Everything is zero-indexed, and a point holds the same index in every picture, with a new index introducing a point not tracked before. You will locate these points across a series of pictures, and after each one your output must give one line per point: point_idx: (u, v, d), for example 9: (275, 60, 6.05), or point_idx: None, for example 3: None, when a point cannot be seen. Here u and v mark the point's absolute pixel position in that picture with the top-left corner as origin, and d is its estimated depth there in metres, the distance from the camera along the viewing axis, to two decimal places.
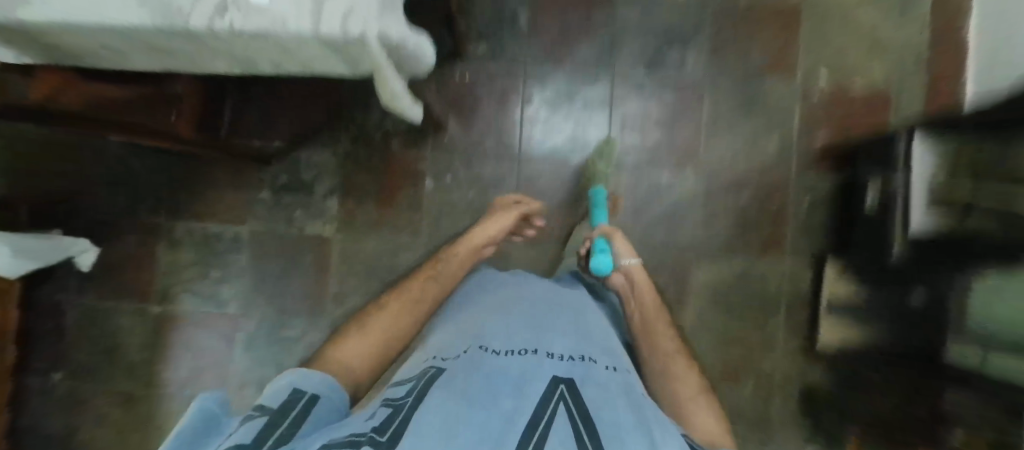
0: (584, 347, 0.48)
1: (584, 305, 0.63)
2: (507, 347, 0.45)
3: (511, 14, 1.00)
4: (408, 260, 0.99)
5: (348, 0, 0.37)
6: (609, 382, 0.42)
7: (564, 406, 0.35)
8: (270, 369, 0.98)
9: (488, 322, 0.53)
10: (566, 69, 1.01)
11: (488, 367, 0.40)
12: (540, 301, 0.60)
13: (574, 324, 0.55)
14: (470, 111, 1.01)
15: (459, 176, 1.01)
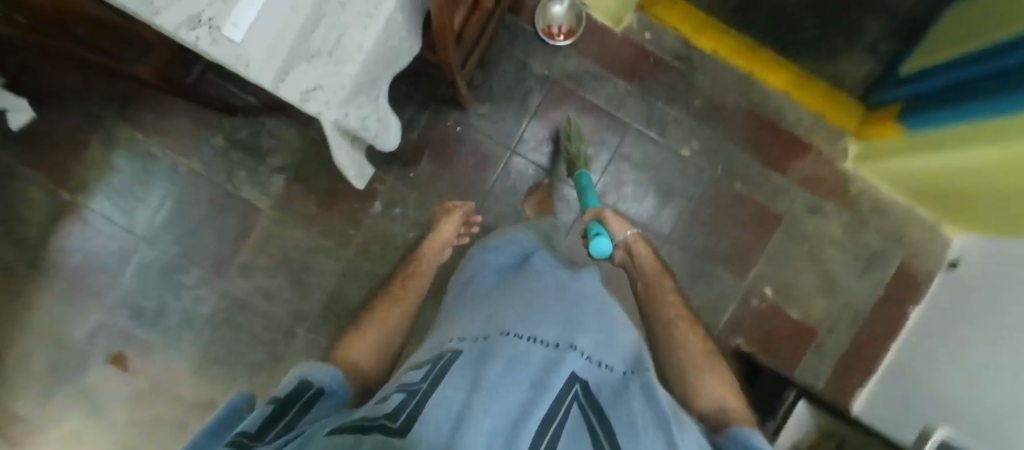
0: (611, 348, 0.41)
1: (615, 300, 0.54)
2: (532, 333, 0.38)
3: (525, 92, 1.00)
4: (323, 265, 0.98)
5: (313, 79, 0.46)
6: (637, 392, 0.35)
7: (580, 409, 0.29)
8: (148, 301, 0.97)
9: (509, 305, 0.46)
10: (557, 161, 1.01)
11: (504, 353, 0.34)
12: (565, 286, 0.52)
13: (603, 313, 0.48)
14: (447, 158, 1.00)
15: (408, 212, 0.99)
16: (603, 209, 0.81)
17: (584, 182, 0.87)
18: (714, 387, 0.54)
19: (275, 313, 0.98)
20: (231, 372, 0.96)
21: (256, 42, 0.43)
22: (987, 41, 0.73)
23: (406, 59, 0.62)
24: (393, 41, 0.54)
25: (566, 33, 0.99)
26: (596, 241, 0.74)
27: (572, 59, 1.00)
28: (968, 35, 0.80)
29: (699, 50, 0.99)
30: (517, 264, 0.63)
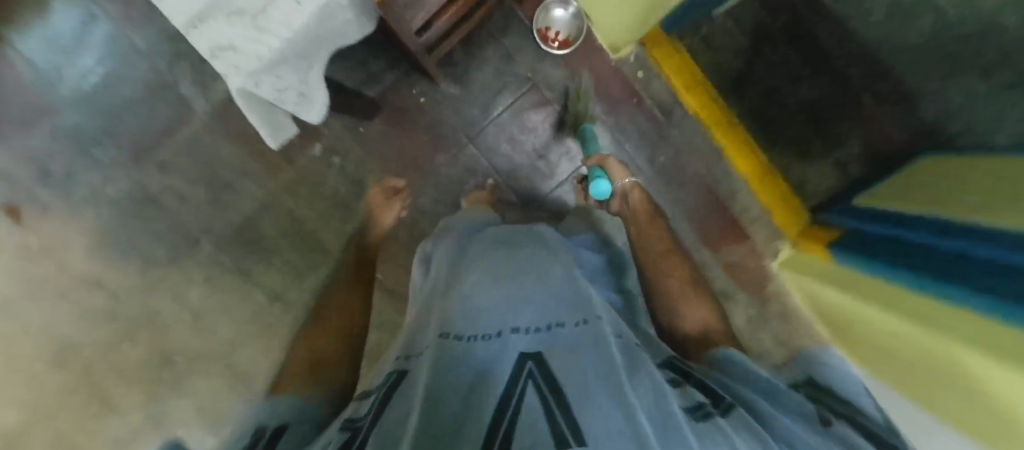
0: (554, 312, 0.39)
1: (564, 261, 0.51)
2: (469, 332, 0.36)
3: (501, 86, 0.96)
4: (244, 188, 0.96)
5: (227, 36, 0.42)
6: (588, 342, 0.34)
7: (530, 382, 0.28)
8: (57, 164, 0.94)
9: (451, 294, 0.44)
10: (562, 134, 0.98)
11: (445, 358, 0.32)
12: (504, 255, 0.50)
13: (543, 271, 0.46)
14: (403, 125, 0.97)
15: (346, 166, 0.96)
16: (606, 156, 0.86)
17: (587, 131, 0.92)
18: (695, 313, 0.60)
19: (184, 218, 0.96)
20: (128, 260, 0.97)
21: None
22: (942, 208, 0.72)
23: (352, 38, 0.58)
24: (336, 20, 0.50)
25: (561, 42, 0.93)
26: (595, 183, 0.79)
27: (559, 71, 0.96)
28: (931, 184, 0.80)
29: (684, 108, 0.97)
30: (461, 246, 0.59)
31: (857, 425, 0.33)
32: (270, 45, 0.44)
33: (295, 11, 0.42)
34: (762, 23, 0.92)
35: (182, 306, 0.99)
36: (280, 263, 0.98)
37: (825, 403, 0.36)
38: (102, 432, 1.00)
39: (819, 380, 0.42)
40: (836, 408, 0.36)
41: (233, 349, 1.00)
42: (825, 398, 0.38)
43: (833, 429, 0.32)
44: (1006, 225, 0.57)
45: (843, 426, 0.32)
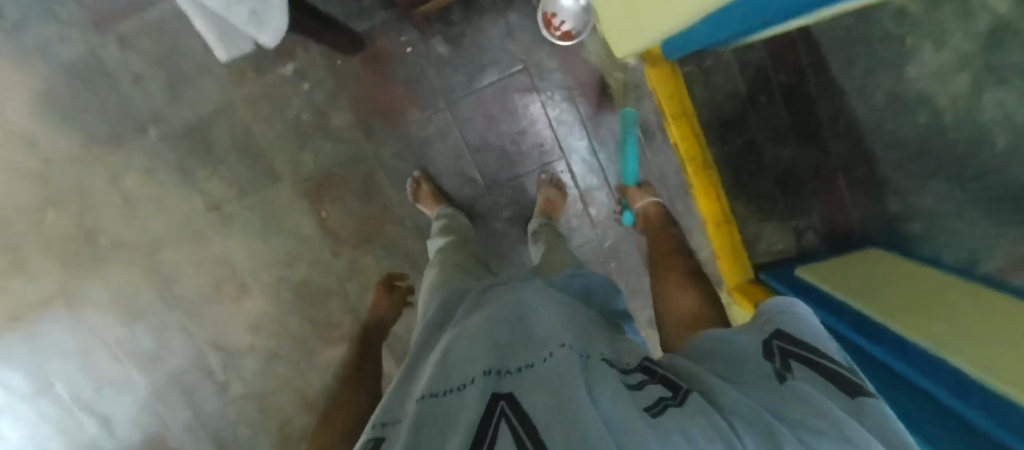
0: (519, 357, 0.39)
1: (541, 298, 0.50)
2: (444, 388, 0.36)
3: (491, 61, 0.93)
4: (203, 88, 0.92)
5: None
6: (548, 368, 0.34)
7: (504, 425, 0.28)
8: (14, 8, 0.88)
9: (439, 351, 0.43)
10: (548, 128, 0.97)
11: (424, 421, 0.31)
12: (498, 305, 0.50)
13: (522, 320, 0.46)
14: (382, 72, 0.93)
15: (314, 96, 0.93)
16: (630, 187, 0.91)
17: (628, 120, 0.93)
18: (685, 304, 0.58)
19: (135, 102, 0.92)
20: (68, 128, 0.93)
21: None
22: (854, 292, 0.70)
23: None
24: None
25: (563, 33, 0.88)
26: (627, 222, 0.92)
27: (553, 63, 0.93)
28: (877, 269, 0.76)
29: (665, 134, 0.96)
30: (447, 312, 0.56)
31: (822, 371, 0.32)
32: None
33: None
34: (762, 72, 0.91)
35: (115, 190, 0.96)
36: (225, 173, 0.96)
37: (794, 350, 0.35)
38: (15, 290, 1.01)
39: (790, 318, 0.38)
40: (805, 353, 0.34)
41: (159, 246, 0.99)
42: (797, 341, 0.36)
43: (790, 381, 0.31)
44: (895, 329, 0.56)
45: (804, 377, 0.31)
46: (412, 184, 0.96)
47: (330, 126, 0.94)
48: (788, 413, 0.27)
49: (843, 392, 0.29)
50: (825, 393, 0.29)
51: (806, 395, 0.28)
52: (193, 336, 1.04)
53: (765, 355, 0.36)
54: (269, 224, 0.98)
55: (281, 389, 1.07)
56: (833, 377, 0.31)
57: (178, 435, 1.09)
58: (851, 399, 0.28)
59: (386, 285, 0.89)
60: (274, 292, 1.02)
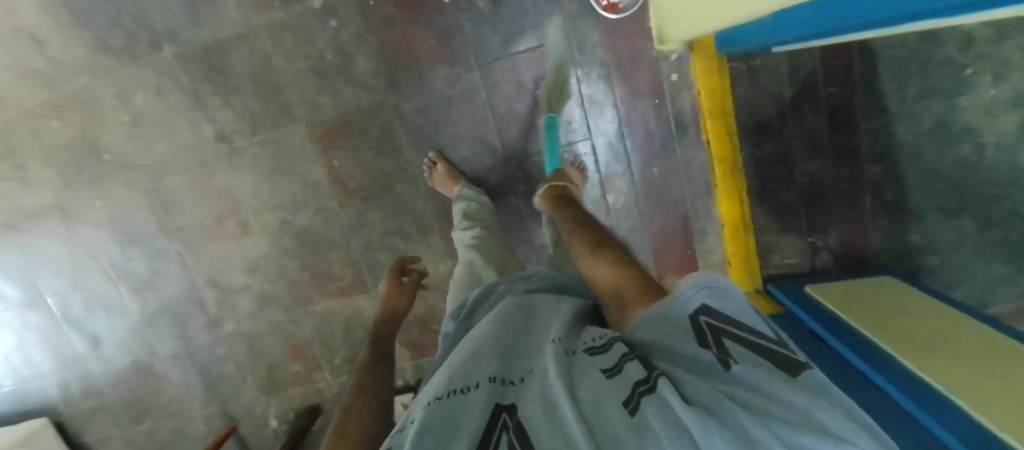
0: (521, 363, 0.39)
1: (558, 308, 0.49)
2: (446, 386, 0.35)
3: (532, 25, 0.88)
4: (224, 10, 0.86)
5: None
6: (541, 377, 0.34)
7: (505, 441, 0.28)
8: None
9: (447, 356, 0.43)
10: (580, 106, 0.93)
11: (429, 424, 0.30)
12: (509, 308, 0.49)
13: (530, 328, 0.46)
14: (416, 20, 0.88)
15: (341, 36, 0.88)
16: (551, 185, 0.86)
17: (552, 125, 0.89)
18: (606, 276, 0.52)
19: (152, 15, 0.87)
20: (78, 33, 0.88)
21: None
22: (859, 317, 0.68)
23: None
24: None
25: (608, 4, 0.85)
26: None
27: (596, 36, 0.88)
28: (866, 297, 0.76)
29: (699, 130, 0.92)
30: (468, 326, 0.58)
31: (759, 350, 0.30)
32: None
33: None
34: (810, 77, 0.85)
35: (123, 106, 0.92)
36: (238, 105, 0.91)
37: (725, 331, 0.33)
38: (11, 196, 0.99)
39: (720, 292, 0.36)
40: (738, 332, 0.32)
41: (162, 171, 0.96)
42: (727, 319, 0.34)
43: (740, 369, 0.28)
44: (902, 360, 0.55)
45: (745, 357, 0.29)
46: (428, 165, 0.94)
47: (353, 70, 0.90)
48: (749, 405, 0.25)
49: (785, 371, 0.27)
50: (771, 374, 0.27)
51: (762, 386, 0.26)
52: (188, 268, 1.03)
53: (694, 338, 0.34)
54: (277, 164, 0.95)
55: (275, 331, 1.07)
56: (771, 355, 0.29)
57: (165, 361, 1.11)
58: (796, 378, 0.26)
59: (397, 272, 0.86)
60: (276, 235, 1.00)
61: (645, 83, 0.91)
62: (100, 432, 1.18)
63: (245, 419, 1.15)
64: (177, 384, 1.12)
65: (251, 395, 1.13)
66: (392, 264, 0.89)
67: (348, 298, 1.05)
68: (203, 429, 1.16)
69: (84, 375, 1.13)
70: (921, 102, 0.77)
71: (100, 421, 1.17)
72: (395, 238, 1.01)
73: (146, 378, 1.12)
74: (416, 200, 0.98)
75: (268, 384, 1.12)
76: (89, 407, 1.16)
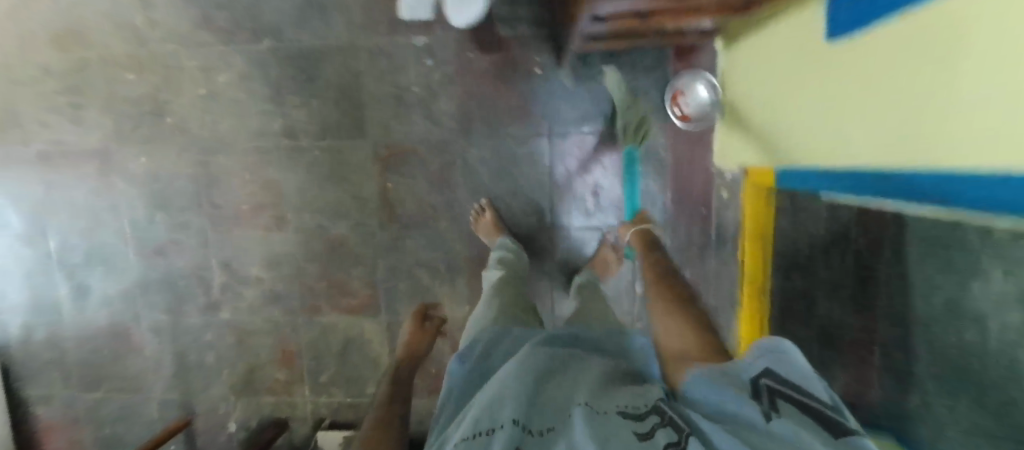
0: (546, 413, 0.39)
1: (589, 367, 0.48)
2: (473, 427, 0.37)
3: (607, 114, 0.94)
4: (332, 24, 0.91)
5: None
6: (565, 439, 0.33)
7: None
8: None
9: (480, 396, 0.44)
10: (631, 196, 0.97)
11: None
12: (542, 357, 0.48)
13: (560, 380, 0.45)
14: (505, 81, 0.93)
15: (432, 74, 0.92)
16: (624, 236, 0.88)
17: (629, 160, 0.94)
18: (674, 333, 0.48)
19: (264, 8, 0.90)
20: (188, 3, 0.91)
21: None
22: None
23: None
24: None
25: (681, 115, 0.90)
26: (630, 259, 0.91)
27: (663, 139, 0.95)
28: None
29: (736, 247, 0.97)
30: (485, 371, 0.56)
31: (813, 415, 0.27)
32: None
33: None
34: (845, 227, 0.72)
35: (204, 80, 0.94)
36: (315, 108, 0.94)
37: (785, 393, 0.30)
38: (58, 130, 0.98)
39: (780, 359, 0.32)
40: (797, 396, 0.29)
41: (219, 148, 0.96)
42: (785, 379, 0.30)
43: (778, 425, 0.27)
44: None
45: (792, 420, 0.27)
46: (476, 210, 0.97)
47: (433, 107, 0.94)
48: None
49: (830, 436, 0.24)
50: (807, 439, 0.24)
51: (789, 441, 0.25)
52: (207, 246, 1.00)
53: (748, 395, 0.31)
54: (333, 172, 0.96)
55: (271, 331, 1.04)
56: (820, 422, 0.26)
57: (145, 333, 1.05)
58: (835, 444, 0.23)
59: (420, 316, 0.87)
60: (307, 237, 0.99)
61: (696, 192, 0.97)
62: (45, 389, 1.09)
63: (204, 416, 1.08)
64: (150, 358, 1.06)
65: (221, 391, 1.07)
66: (416, 308, 0.91)
67: (355, 318, 1.03)
68: (156, 414, 1.08)
69: (53, 324, 1.06)
70: (940, 276, 0.56)
71: (49, 378, 1.08)
72: (421, 271, 1.01)
73: (118, 344, 1.06)
74: (456, 241, 0.99)
75: (241, 385, 1.06)
76: (44, 360, 1.08)
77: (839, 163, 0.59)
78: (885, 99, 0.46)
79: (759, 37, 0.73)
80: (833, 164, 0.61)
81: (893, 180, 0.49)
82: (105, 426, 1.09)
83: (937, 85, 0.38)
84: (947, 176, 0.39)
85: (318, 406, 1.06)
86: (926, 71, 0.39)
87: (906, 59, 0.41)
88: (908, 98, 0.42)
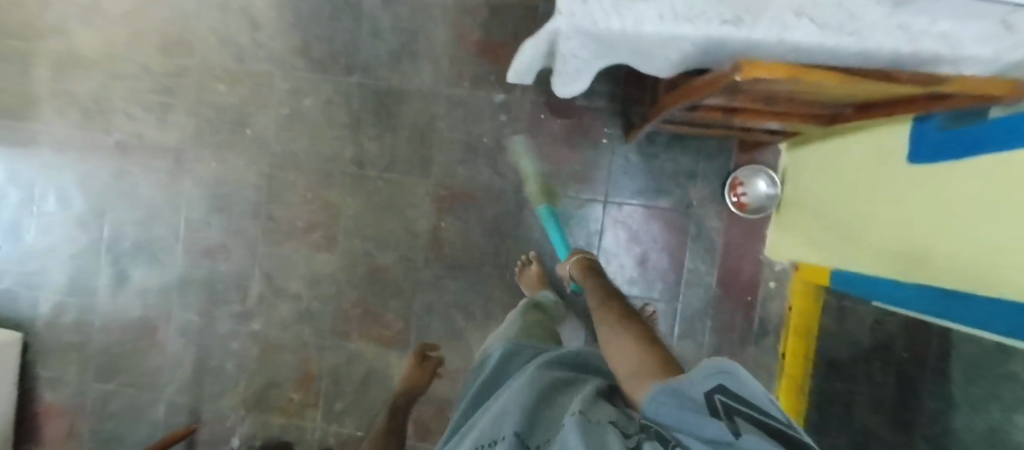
0: (547, 422, 0.34)
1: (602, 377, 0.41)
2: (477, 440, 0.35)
3: (666, 190, 0.97)
4: (420, 69, 0.97)
5: (622, 48, 0.43)
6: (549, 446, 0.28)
7: None
8: None
9: (493, 404, 0.42)
10: (675, 272, 0.98)
11: None
12: (557, 373, 0.43)
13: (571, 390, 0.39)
14: (572, 145, 0.97)
15: (504, 129, 0.97)
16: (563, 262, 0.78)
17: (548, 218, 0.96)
18: (624, 354, 0.36)
19: (360, 47, 0.97)
20: (292, 32, 0.98)
21: (678, 49, 0.41)
22: None
23: (845, 58, 0.38)
24: (677, 58, 0.44)
25: (738, 202, 0.94)
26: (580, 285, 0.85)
27: (716, 222, 0.97)
28: None
29: (778, 340, 0.96)
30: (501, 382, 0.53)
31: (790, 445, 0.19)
32: (660, 58, 0.44)
33: (669, 48, 0.42)
34: (889, 341, 0.67)
35: (290, 101, 0.99)
36: (387, 143, 0.98)
37: (748, 413, 0.22)
38: (139, 124, 1.03)
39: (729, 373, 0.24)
40: (761, 416, 0.21)
41: (288, 165, 1.00)
42: (742, 394, 0.23)
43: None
44: None
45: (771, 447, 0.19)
46: (522, 261, 0.98)
47: (499, 158, 0.98)
48: None
49: None
50: None
51: None
52: (254, 255, 1.02)
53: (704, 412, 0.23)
54: (391, 204, 0.99)
55: (297, 349, 1.03)
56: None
57: (172, 331, 1.05)
58: None
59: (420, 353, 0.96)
60: (353, 262, 1.01)
61: (743, 279, 0.97)
62: (58, 371, 1.07)
63: (209, 426, 1.05)
64: (171, 357, 1.05)
65: (233, 402, 1.04)
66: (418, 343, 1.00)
67: (383, 350, 1.02)
68: (162, 416, 1.06)
69: (85, 307, 1.06)
70: (985, 402, 0.49)
71: (65, 361, 1.07)
72: (457, 313, 1.01)
73: (144, 338, 1.05)
74: (498, 290, 1.00)
75: (255, 400, 1.04)
76: (66, 342, 1.07)
77: (903, 277, 0.59)
78: (959, 224, 0.47)
79: (829, 143, 0.75)
80: (896, 277, 0.61)
81: (965, 302, 0.48)
82: (108, 420, 1.06)
83: (1009, 222, 0.39)
84: (1015, 311, 0.39)
85: (327, 435, 1.03)
86: (1002, 208, 0.40)
87: (991, 189, 0.42)
88: (982, 227, 0.43)
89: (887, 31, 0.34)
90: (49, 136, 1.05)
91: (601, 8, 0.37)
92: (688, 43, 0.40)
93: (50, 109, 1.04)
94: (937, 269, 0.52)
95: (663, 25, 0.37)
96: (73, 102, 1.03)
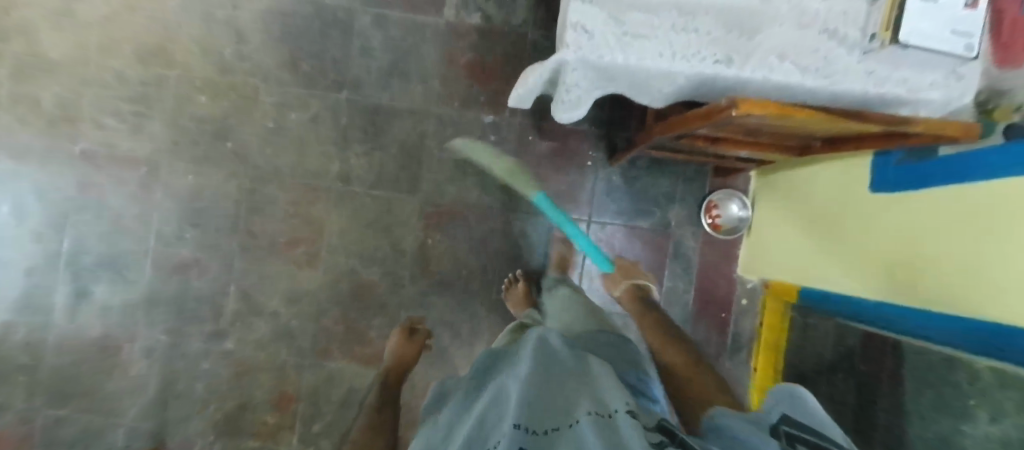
0: (551, 412, 0.33)
1: (594, 361, 0.41)
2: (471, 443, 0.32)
3: (647, 211, 1.01)
4: (411, 88, 0.98)
5: (622, 81, 0.46)
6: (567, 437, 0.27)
7: None
8: None
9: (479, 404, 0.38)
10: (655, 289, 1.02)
11: None
12: (544, 361, 0.41)
13: (567, 377, 0.38)
14: (559, 166, 1.00)
15: (493, 149, 0.99)
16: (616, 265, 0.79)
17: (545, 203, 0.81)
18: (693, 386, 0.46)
19: (351, 64, 0.97)
20: (281, 47, 0.98)
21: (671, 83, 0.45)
22: None
23: (823, 95, 0.42)
24: (671, 92, 0.48)
25: (713, 223, 0.99)
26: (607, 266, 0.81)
27: (693, 242, 1.02)
28: None
29: (750, 355, 1.00)
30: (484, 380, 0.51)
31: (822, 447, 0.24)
32: (655, 92, 0.48)
33: (664, 84, 0.46)
34: (849, 353, 0.69)
35: (275, 115, 0.98)
36: (375, 159, 0.98)
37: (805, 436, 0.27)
38: (110, 134, 0.98)
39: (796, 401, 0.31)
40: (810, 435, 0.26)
41: (271, 179, 0.98)
42: (804, 421, 0.29)
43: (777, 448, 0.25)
44: None
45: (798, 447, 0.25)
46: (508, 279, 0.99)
47: (488, 177, 0.99)
48: None
49: None
50: None
51: None
52: (231, 271, 0.99)
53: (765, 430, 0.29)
54: (378, 220, 0.99)
55: (274, 368, 0.99)
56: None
57: (137, 351, 0.99)
58: None
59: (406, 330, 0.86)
60: (337, 278, 0.99)
61: (718, 297, 1.02)
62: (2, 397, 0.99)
63: None
64: (135, 379, 0.99)
65: (201, 426, 0.99)
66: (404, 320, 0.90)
67: (365, 369, 0.99)
68: (121, 442, 0.99)
69: (38, 327, 0.99)
70: (934, 414, 0.50)
71: (11, 384, 0.99)
72: (443, 331, 1.00)
73: (104, 359, 0.99)
74: (484, 307, 1.00)
75: (225, 423, 0.99)
76: (14, 365, 0.99)
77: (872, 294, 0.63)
78: (927, 248, 0.51)
79: (799, 171, 0.80)
80: (860, 295, 0.65)
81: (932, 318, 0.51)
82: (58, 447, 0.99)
83: (984, 247, 0.42)
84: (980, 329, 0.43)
85: None
86: (974, 236, 0.44)
87: (963, 213, 0.45)
88: (958, 247, 0.46)
89: (858, 76, 0.40)
90: (4, 143, 0.98)
91: (607, 44, 0.40)
92: (683, 79, 0.43)
93: (8, 114, 0.98)
94: (900, 287, 0.57)
95: (663, 62, 0.41)
96: (36, 108, 0.98)
